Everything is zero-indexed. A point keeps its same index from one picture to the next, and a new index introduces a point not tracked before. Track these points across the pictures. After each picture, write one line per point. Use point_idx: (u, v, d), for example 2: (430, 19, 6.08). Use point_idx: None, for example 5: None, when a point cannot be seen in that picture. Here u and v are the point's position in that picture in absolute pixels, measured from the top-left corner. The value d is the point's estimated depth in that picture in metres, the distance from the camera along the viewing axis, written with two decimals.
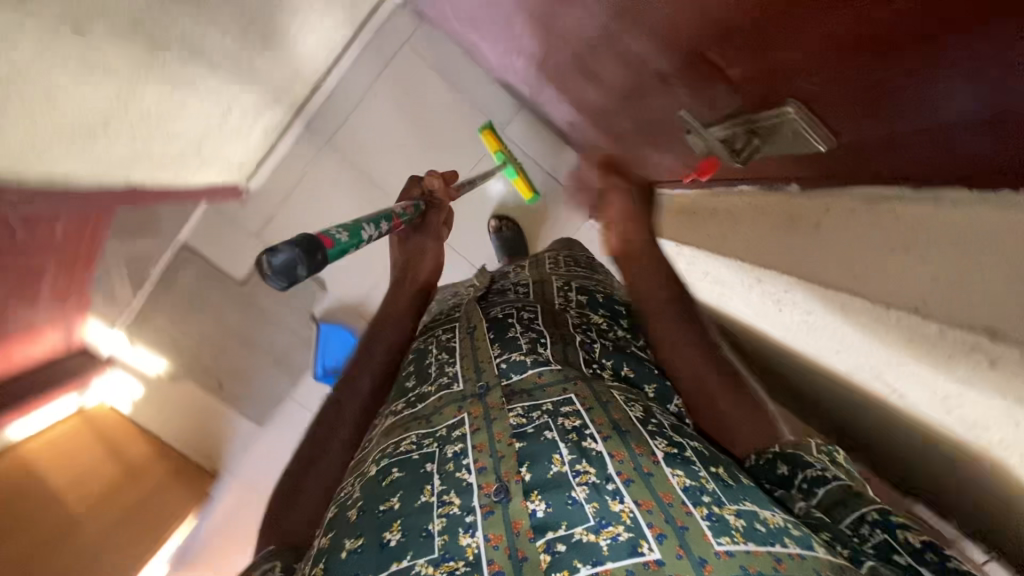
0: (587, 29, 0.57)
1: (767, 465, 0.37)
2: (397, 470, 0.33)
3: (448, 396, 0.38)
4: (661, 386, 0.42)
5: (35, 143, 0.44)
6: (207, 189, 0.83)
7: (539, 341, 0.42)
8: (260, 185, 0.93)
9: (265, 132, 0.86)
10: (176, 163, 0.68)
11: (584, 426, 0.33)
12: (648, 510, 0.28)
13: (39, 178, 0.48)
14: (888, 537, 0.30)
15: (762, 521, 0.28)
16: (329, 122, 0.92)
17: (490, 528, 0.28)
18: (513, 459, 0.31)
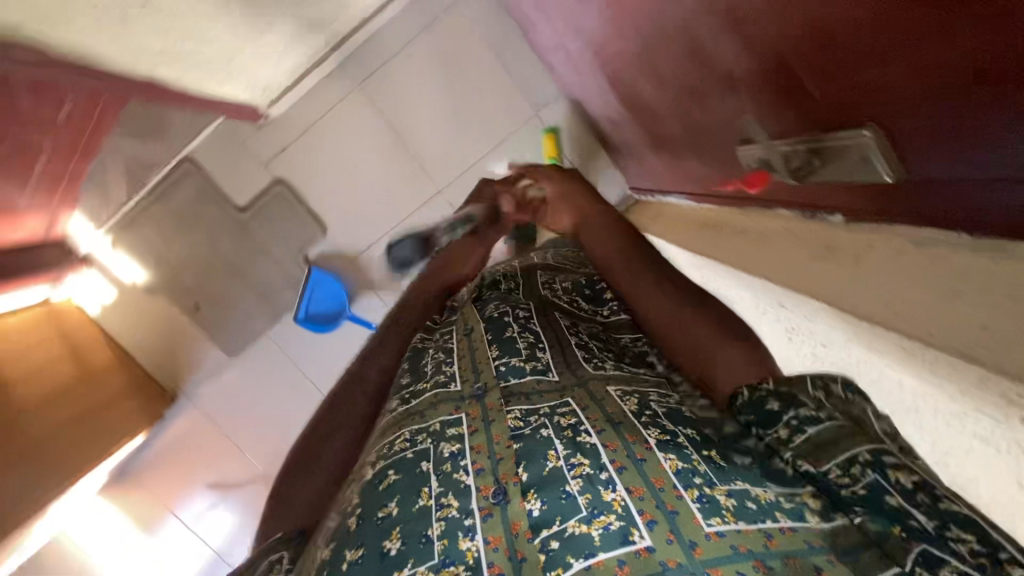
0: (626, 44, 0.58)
1: (755, 400, 0.34)
2: (396, 474, 0.34)
3: (446, 395, 0.39)
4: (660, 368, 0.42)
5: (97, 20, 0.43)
6: (231, 106, 0.80)
7: (537, 347, 0.43)
8: (282, 113, 0.89)
9: (295, 63, 0.84)
10: (210, 76, 0.68)
11: (579, 423, 0.34)
12: (639, 497, 0.29)
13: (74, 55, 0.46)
14: (879, 478, 0.28)
15: (753, 499, 0.28)
16: (365, 63, 0.89)
17: (489, 531, 0.29)
18: (511, 460, 0.32)
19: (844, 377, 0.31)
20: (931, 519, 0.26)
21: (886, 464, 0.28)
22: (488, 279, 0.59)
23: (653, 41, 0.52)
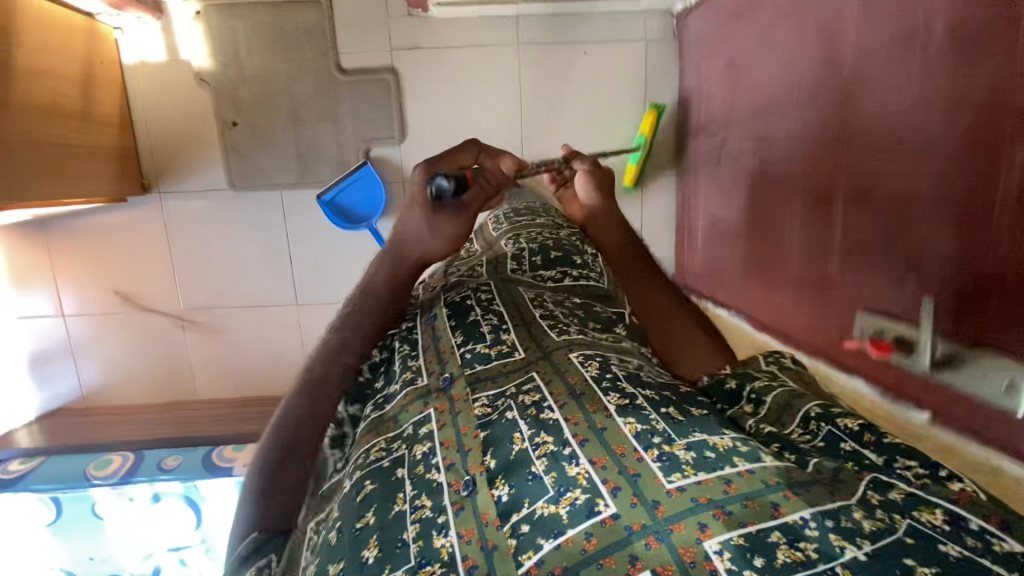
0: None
1: (721, 385, 0.54)
2: (371, 484, 0.47)
3: (416, 390, 0.57)
4: (729, 390, 0.53)
5: None
6: None
7: (500, 327, 0.64)
8: None
9: None
10: None
11: (542, 399, 0.49)
12: (603, 466, 0.40)
13: None
14: (832, 427, 0.44)
15: (711, 449, 0.39)
16: None
17: (462, 526, 0.40)
18: (478, 452, 0.46)
19: (790, 355, 0.57)
20: (881, 454, 0.40)
21: (832, 417, 0.45)
22: (447, 286, 0.79)
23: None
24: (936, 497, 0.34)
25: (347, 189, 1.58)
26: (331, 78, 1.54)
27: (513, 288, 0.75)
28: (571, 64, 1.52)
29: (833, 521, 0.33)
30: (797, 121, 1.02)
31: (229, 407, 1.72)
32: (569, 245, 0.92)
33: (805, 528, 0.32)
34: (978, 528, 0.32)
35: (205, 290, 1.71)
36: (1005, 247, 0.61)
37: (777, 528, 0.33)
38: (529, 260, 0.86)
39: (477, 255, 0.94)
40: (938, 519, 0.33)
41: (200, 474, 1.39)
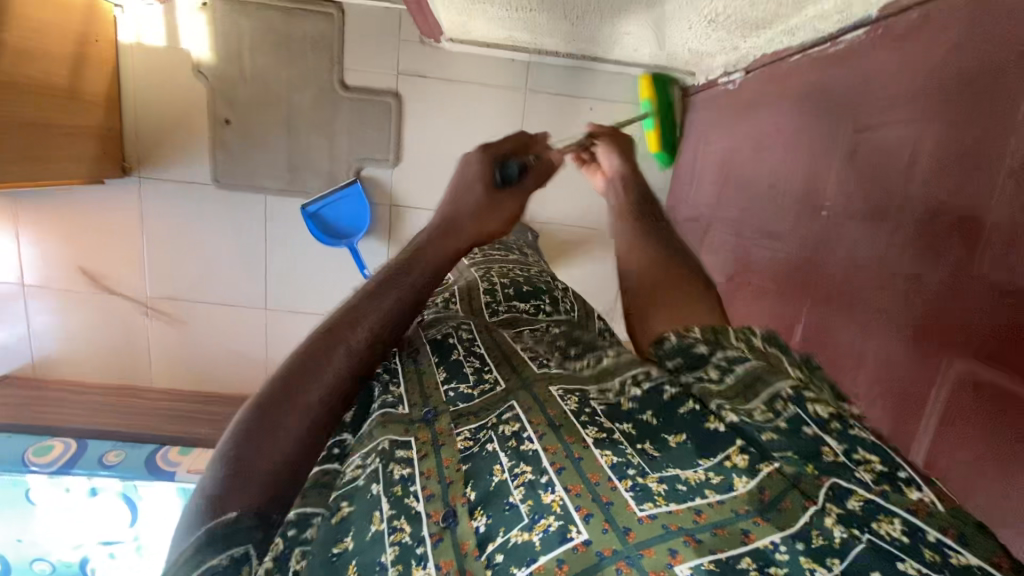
0: (925, 71, 0.70)
1: (691, 347, 0.54)
2: (349, 506, 0.52)
3: (391, 414, 0.60)
4: (696, 357, 0.53)
5: None
6: None
7: (482, 369, 0.66)
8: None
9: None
10: None
11: (523, 432, 0.52)
12: (576, 493, 0.44)
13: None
14: (799, 411, 0.44)
15: (683, 482, 0.43)
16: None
17: (441, 558, 0.44)
18: (459, 483, 0.50)
19: (762, 333, 0.56)
20: (842, 444, 0.42)
21: (802, 400, 0.45)
22: (425, 319, 0.81)
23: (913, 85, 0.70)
24: (896, 506, 0.38)
25: (332, 204, 1.63)
26: (334, 93, 1.57)
27: (496, 334, 0.76)
28: (570, 114, 1.58)
29: (804, 543, 0.37)
30: (762, 200, 1.11)
31: (181, 402, 1.73)
32: (543, 282, 0.98)
33: (775, 552, 0.37)
34: (934, 540, 0.35)
35: (173, 280, 1.70)
36: (934, 437, 0.65)
37: (749, 554, 0.37)
38: (505, 296, 0.89)
39: (455, 283, 0.95)
40: (897, 530, 0.36)
41: (141, 474, 1.46)
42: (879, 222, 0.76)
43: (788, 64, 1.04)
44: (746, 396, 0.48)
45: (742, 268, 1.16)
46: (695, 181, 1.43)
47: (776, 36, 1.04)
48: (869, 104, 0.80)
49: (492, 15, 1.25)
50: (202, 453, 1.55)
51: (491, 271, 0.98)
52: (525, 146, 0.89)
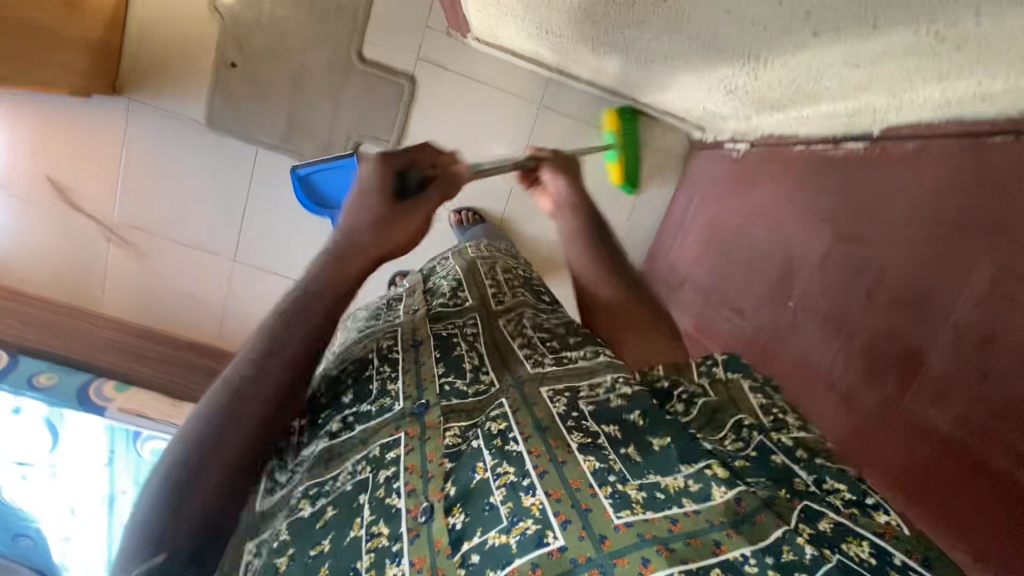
0: (910, 184, 0.79)
1: (658, 381, 0.65)
2: (333, 509, 0.60)
3: (390, 415, 0.67)
4: (665, 391, 0.63)
5: (675, 40, 1.00)
6: (649, 28, 1.00)
7: (481, 370, 0.75)
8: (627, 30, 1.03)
9: (678, 53, 1.06)
10: (670, 19, 0.92)
11: (508, 431, 0.60)
12: (557, 499, 0.51)
13: (649, 31, 1.00)
14: (763, 439, 0.55)
15: (662, 490, 0.50)
16: (633, 43, 1.09)
17: (417, 553, 0.52)
18: (440, 479, 0.58)
19: (722, 356, 0.65)
20: (811, 473, 0.52)
21: (764, 429, 0.56)
22: (430, 308, 0.90)
23: (906, 195, 0.79)
24: (863, 529, 0.46)
25: (323, 172, 1.58)
26: (348, 63, 1.58)
27: (496, 329, 0.86)
28: (578, 139, 1.64)
29: (772, 557, 0.44)
30: (740, 261, 1.21)
31: (127, 334, 1.69)
32: (532, 281, 1.07)
33: (744, 564, 0.43)
34: (900, 562, 0.43)
35: (143, 211, 1.67)
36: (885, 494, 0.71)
37: (719, 565, 0.43)
38: (500, 289, 0.98)
39: (450, 274, 1.04)
40: (866, 552, 0.44)
41: (70, 404, 1.43)
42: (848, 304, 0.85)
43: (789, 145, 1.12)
44: (713, 429, 0.58)
45: (710, 315, 1.26)
46: (682, 231, 1.52)
47: (784, 119, 1.13)
48: (860, 200, 0.89)
49: (524, 29, 1.30)
50: (137, 393, 1.52)
51: (495, 265, 1.08)
52: (433, 156, 0.85)
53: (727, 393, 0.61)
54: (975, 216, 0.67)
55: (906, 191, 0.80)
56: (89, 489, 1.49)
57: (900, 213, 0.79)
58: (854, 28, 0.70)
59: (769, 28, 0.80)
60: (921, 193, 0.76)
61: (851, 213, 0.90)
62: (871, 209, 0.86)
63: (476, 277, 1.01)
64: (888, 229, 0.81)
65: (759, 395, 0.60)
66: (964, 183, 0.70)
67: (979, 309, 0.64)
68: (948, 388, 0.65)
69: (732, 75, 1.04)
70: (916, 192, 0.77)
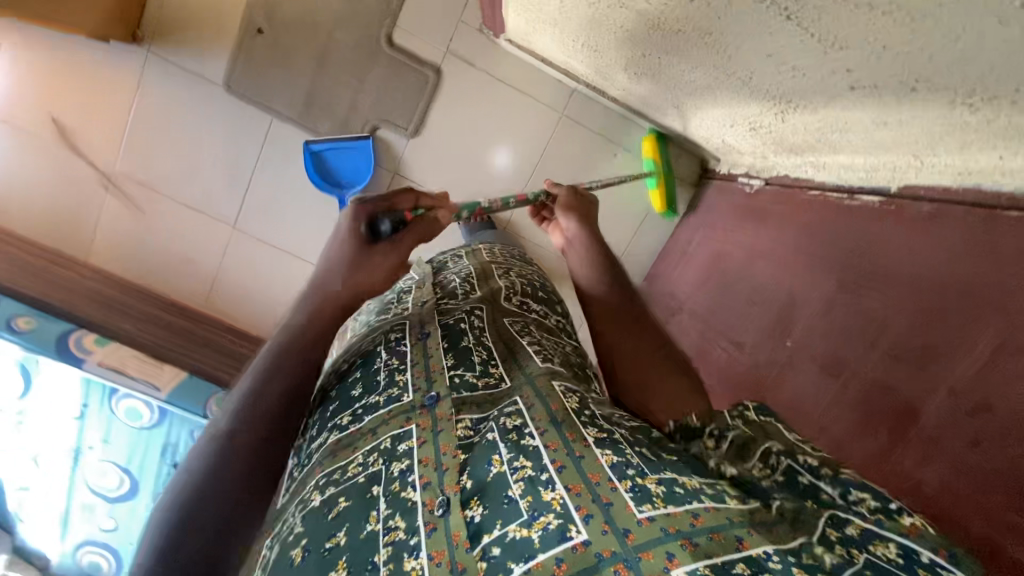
0: (925, 245, 0.83)
1: (687, 425, 0.68)
2: (344, 501, 0.59)
3: (399, 408, 0.68)
4: (694, 431, 0.66)
5: (711, 73, 1.03)
6: (688, 60, 1.03)
7: (491, 362, 0.78)
8: (667, 55, 1.06)
9: (711, 87, 1.10)
10: (712, 55, 0.95)
11: (522, 427, 0.63)
12: (575, 493, 0.54)
13: (688, 61, 1.03)
14: (789, 462, 0.56)
15: (680, 486, 0.54)
16: (669, 70, 1.12)
17: (433, 549, 0.52)
18: (454, 473, 0.59)
19: (755, 402, 0.65)
20: (837, 488, 0.52)
21: (792, 453, 0.57)
22: (435, 304, 0.94)
23: (919, 256, 0.83)
24: (890, 532, 0.47)
25: (337, 150, 1.61)
26: (377, 47, 1.57)
27: (499, 321, 0.91)
28: (595, 155, 1.67)
29: (794, 558, 0.46)
30: (744, 297, 1.25)
31: (114, 288, 1.65)
32: (542, 289, 1.12)
33: (768, 561, 0.46)
34: (927, 560, 0.44)
35: (147, 166, 1.64)
36: None
37: (742, 563, 0.46)
38: (511, 292, 1.02)
39: (460, 273, 1.08)
40: (893, 553, 0.46)
41: (48, 352, 1.40)
42: (850, 351, 0.90)
43: (805, 190, 1.17)
44: (742, 458, 0.59)
45: (709, 344, 1.29)
46: (688, 259, 1.56)
47: (803, 164, 1.17)
48: (871, 252, 0.93)
49: (561, 39, 1.32)
50: (119, 350, 1.50)
51: (510, 274, 1.12)
52: (413, 198, 0.88)
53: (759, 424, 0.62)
54: (983, 283, 0.71)
55: (917, 251, 0.84)
56: (55, 441, 1.48)
57: (912, 271, 0.83)
58: (892, 87, 0.74)
59: (809, 77, 0.83)
60: (935, 257, 0.80)
61: (861, 265, 0.94)
62: (881, 263, 0.90)
63: (488, 279, 1.06)
64: (896, 286, 0.85)
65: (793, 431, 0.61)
66: (980, 250, 0.74)
67: (977, 375, 0.68)
68: (936, 446, 0.71)
69: (760, 112, 1.08)
70: (930, 254, 0.81)
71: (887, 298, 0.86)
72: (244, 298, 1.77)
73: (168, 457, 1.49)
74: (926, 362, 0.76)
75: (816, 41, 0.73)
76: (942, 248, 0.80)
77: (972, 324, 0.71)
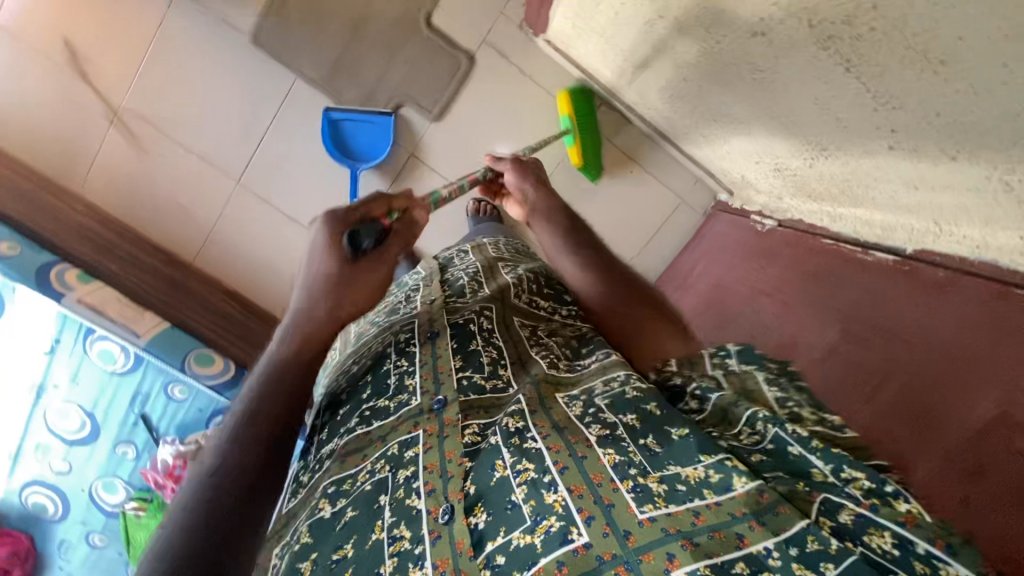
0: (933, 307, 0.86)
1: (670, 381, 0.69)
2: (353, 510, 0.59)
3: (407, 414, 0.67)
4: (681, 389, 0.67)
5: (750, 109, 1.04)
6: (731, 93, 1.04)
7: (498, 363, 0.77)
8: (711, 83, 1.07)
9: (746, 122, 1.12)
10: (758, 92, 0.96)
11: (523, 430, 0.61)
12: (579, 495, 0.53)
13: (730, 94, 1.04)
14: (778, 430, 0.55)
15: (682, 483, 0.53)
16: (708, 98, 1.13)
17: (437, 560, 0.52)
18: (458, 480, 0.59)
19: (735, 348, 0.68)
20: (829, 463, 0.50)
21: (780, 422, 0.56)
22: (446, 302, 0.92)
23: (927, 317, 0.86)
24: (884, 519, 0.46)
25: (358, 122, 1.60)
26: (414, 24, 1.55)
27: (509, 314, 0.90)
28: (611, 169, 1.69)
29: (794, 550, 0.46)
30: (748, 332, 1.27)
31: (104, 226, 1.59)
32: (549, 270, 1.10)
33: (767, 558, 0.46)
34: (922, 550, 0.43)
35: (157, 106, 1.59)
36: None
37: (742, 561, 0.46)
38: (523, 283, 1.01)
39: (467, 269, 1.07)
40: (887, 543, 0.45)
41: (27, 283, 1.40)
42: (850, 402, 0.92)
43: (820, 236, 1.19)
44: (729, 424, 0.59)
45: None
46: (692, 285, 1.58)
47: (820, 212, 1.19)
48: (877, 309, 0.96)
49: (602, 49, 1.32)
50: (101, 288, 1.50)
51: (516, 266, 1.10)
52: (387, 202, 0.82)
53: (742, 384, 0.64)
54: (986, 354, 0.74)
55: (925, 312, 0.86)
56: (19, 373, 1.44)
57: (917, 332, 0.86)
58: (930, 155, 0.75)
59: (851, 131, 0.85)
60: (942, 321, 0.83)
61: (868, 318, 0.97)
62: (889, 318, 0.92)
63: (491, 271, 1.05)
64: (900, 343, 0.88)
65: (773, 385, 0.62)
66: (985, 320, 0.77)
67: (971, 440, 0.71)
68: (927, 501, 0.74)
69: (790, 155, 1.10)
70: (938, 317, 0.84)
71: (891, 354, 0.88)
72: (235, 258, 1.71)
73: (136, 406, 1.47)
74: (924, 420, 0.79)
75: (868, 97, 0.74)
76: (949, 313, 0.83)
77: (971, 391, 0.74)
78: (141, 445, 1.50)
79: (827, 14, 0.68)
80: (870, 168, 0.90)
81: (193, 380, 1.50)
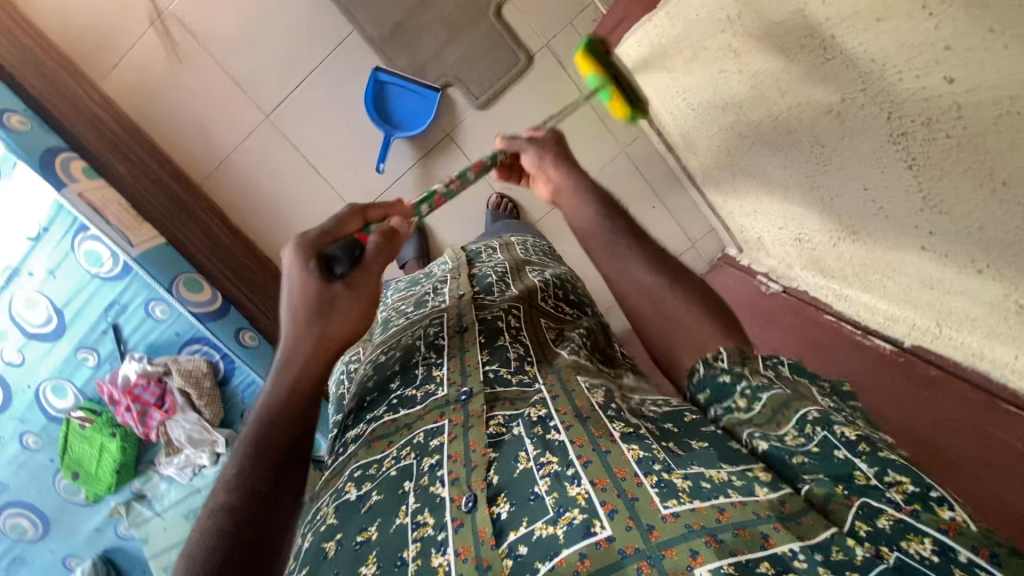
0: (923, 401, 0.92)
1: (715, 374, 0.65)
2: (378, 495, 0.61)
3: (434, 405, 0.69)
4: (723, 383, 0.64)
5: (795, 177, 1.09)
6: (782, 156, 1.08)
7: (526, 359, 0.77)
8: (765, 141, 1.10)
9: (785, 187, 1.16)
10: (810, 163, 1.01)
11: (546, 418, 0.64)
12: (602, 488, 0.54)
13: (781, 157, 1.09)
14: (826, 433, 0.54)
15: (708, 480, 0.54)
16: (756, 155, 1.17)
17: (459, 546, 0.53)
18: (482, 469, 0.59)
19: (787, 361, 0.66)
20: (873, 467, 0.51)
21: (830, 423, 0.55)
22: (477, 296, 0.94)
23: (913, 409, 0.92)
24: (926, 525, 0.46)
25: (404, 89, 1.60)
26: (483, 10, 1.54)
27: (535, 315, 0.91)
28: (633, 198, 1.73)
29: (819, 556, 0.46)
30: None
31: (119, 125, 1.51)
32: (570, 279, 1.12)
33: (793, 559, 0.46)
34: (965, 558, 0.43)
35: (205, 18, 1.53)
36: None
37: (767, 560, 0.46)
38: (549, 287, 1.02)
39: (496, 267, 1.07)
40: (928, 549, 0.45)
41: (30, 162, 1.34)
42: None
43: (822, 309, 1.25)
44: (777, 423, 0.58)
45: None
46: None
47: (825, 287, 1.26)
48: (868, 394, 1.02)
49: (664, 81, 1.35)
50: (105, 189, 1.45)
51: (543, 270, 1.11)
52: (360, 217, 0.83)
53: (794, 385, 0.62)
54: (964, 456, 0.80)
55: (916, 403, 0.92)
56: None
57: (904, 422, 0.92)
58: (959, 263, 0.79)
59: (890, 223, 0.90)
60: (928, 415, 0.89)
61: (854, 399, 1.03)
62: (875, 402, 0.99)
63: (520, 272, 1.07)
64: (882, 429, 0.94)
65: (828, 400, 0.61)
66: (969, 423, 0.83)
67: None
68: None
69: (818, 229, 1.15)
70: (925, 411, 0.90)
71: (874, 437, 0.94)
72: (244, 191, 1.67)
73: (110, 314, 1.45)
74: None
75: (919, 196, 0.79)
76: (936, 410, 0.89)
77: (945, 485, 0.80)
78: (105, 356, 1.46)
79: (909, 111, 0.72)
80: (895, 261, 0.95)
81: (178, 303, 1.49)
